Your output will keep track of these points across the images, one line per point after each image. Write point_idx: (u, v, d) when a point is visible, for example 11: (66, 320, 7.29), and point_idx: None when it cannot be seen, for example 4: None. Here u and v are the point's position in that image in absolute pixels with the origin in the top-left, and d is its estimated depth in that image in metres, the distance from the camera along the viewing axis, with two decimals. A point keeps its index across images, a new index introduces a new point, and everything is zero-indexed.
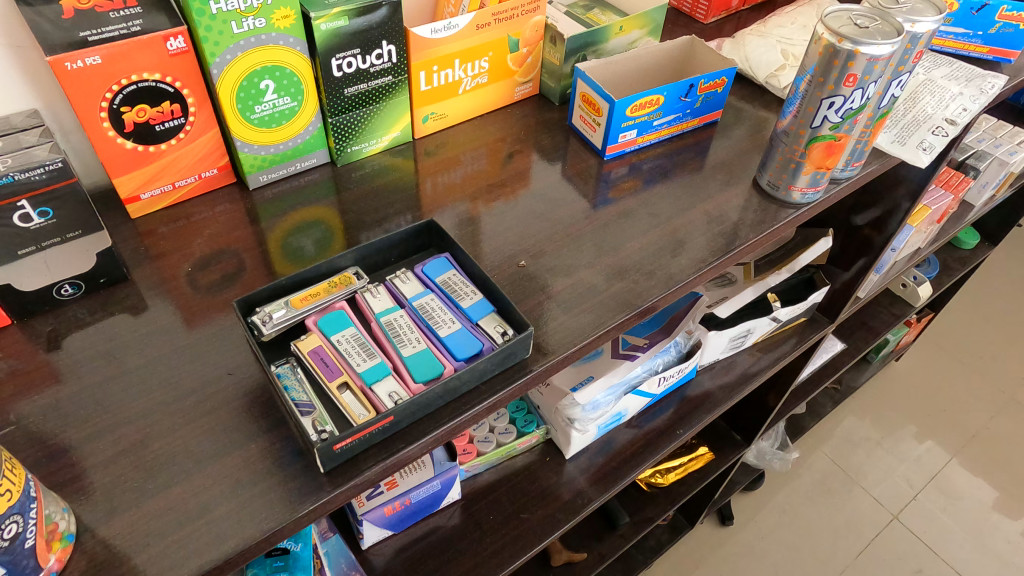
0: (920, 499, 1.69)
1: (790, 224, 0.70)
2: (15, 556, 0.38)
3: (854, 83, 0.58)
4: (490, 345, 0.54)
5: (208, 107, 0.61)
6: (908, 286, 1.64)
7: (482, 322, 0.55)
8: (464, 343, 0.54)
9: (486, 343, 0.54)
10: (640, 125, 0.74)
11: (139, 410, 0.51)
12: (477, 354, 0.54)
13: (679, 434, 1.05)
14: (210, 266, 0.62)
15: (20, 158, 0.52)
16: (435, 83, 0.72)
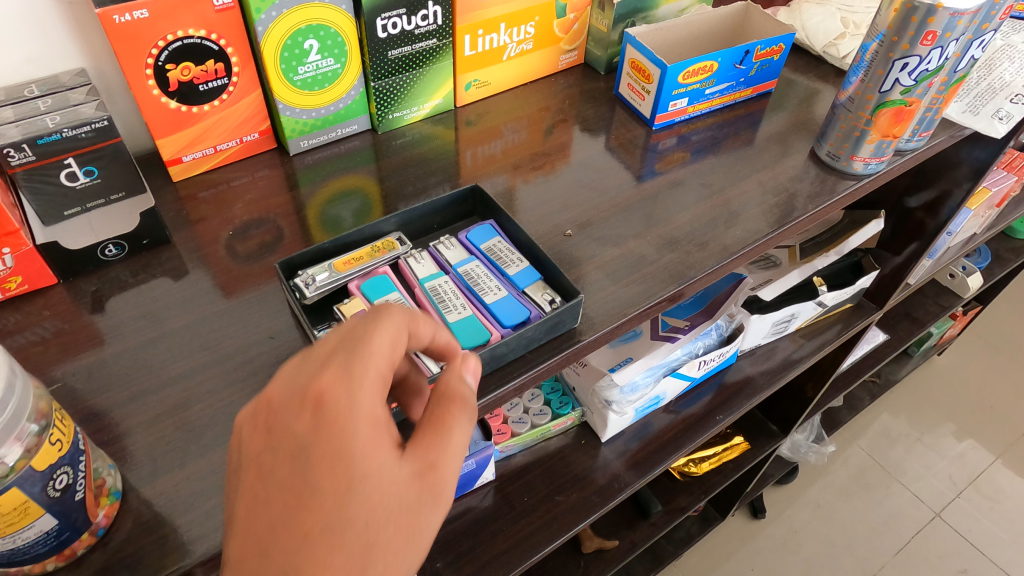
0: (962, 498, 1.63)
1: (849, 196, 0.67)
2: (66, 507, 0.38)
3: (932, 41, 0.55)
4: (538, 312, 0.52)
5: (251, 68, 0.59)
6: (957, 276, 1.58)
7: (529, 290, 0.53)
8: (512, 310, 0.52)
9: (534, 310, 0.52)
10: (691, 93, 0.71)
11: (181, 372, 0.50)
12: (523, 321, 0.52)
13: (718, 420, 1.01)
14: (250, 231, 0.61)
15: (67, 115, 0.51)
16: (480, 48, 0.70)
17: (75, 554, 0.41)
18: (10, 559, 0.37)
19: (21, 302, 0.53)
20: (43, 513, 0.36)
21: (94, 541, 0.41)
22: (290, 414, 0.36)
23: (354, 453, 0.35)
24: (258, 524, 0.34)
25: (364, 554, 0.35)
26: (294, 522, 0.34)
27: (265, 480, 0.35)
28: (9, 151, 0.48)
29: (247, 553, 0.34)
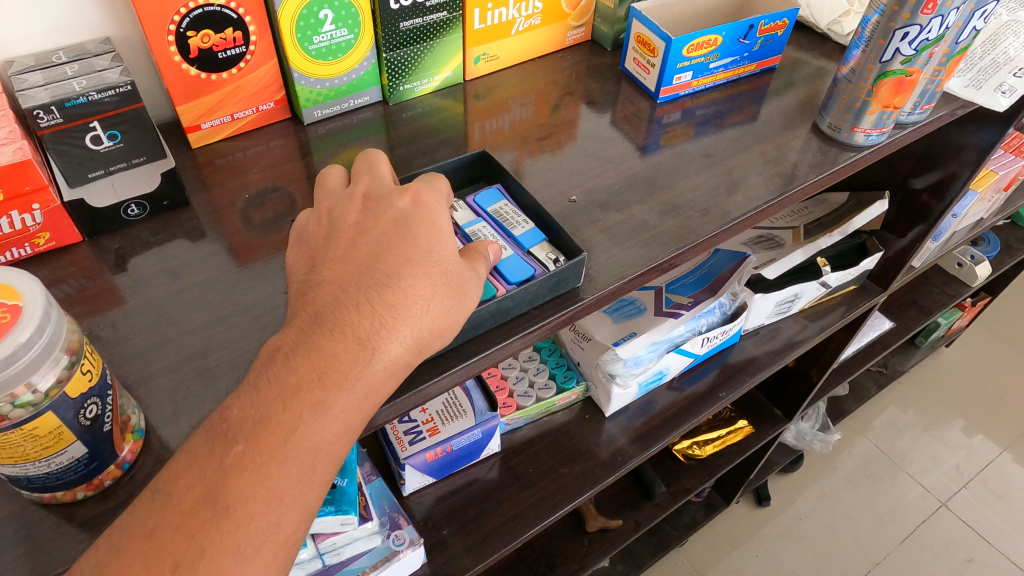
0: (968, 488, 1.63)
1: (850, 167, 0.68)
2: (94, 437, 0.40)
3: (932, 10, 0.56)
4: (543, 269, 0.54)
5: (268, 37, 0.62)
6: (964, 265, 1.56)
7: (533, 250, 0.56)
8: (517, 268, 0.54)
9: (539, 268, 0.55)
10: (696, 67, 0.73)
11: (200, 323, 0.52)
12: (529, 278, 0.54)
13: (721, 396, 1.02)
14: (265, 195, 0.63)
15: (93, 80, 0.53)
16: (489, 22, 0.72)
17: (102, 485, 0.44)
18: (44, 481, 0.40)
19: (49, 257, 0.56)
20: (75, 440, 0.39)
21: (119, 475, 0.44)
22: (386, 198, 0.48)
23: (436, 224, 0.47)
24: (358, 257, 0.45)
25: (435, 291, 0.44)
26: (388, 254, 0.45)
27: (365, 235, 0.46)
28: (38, 112, 0.51)
29: (345, 275, 0.44)
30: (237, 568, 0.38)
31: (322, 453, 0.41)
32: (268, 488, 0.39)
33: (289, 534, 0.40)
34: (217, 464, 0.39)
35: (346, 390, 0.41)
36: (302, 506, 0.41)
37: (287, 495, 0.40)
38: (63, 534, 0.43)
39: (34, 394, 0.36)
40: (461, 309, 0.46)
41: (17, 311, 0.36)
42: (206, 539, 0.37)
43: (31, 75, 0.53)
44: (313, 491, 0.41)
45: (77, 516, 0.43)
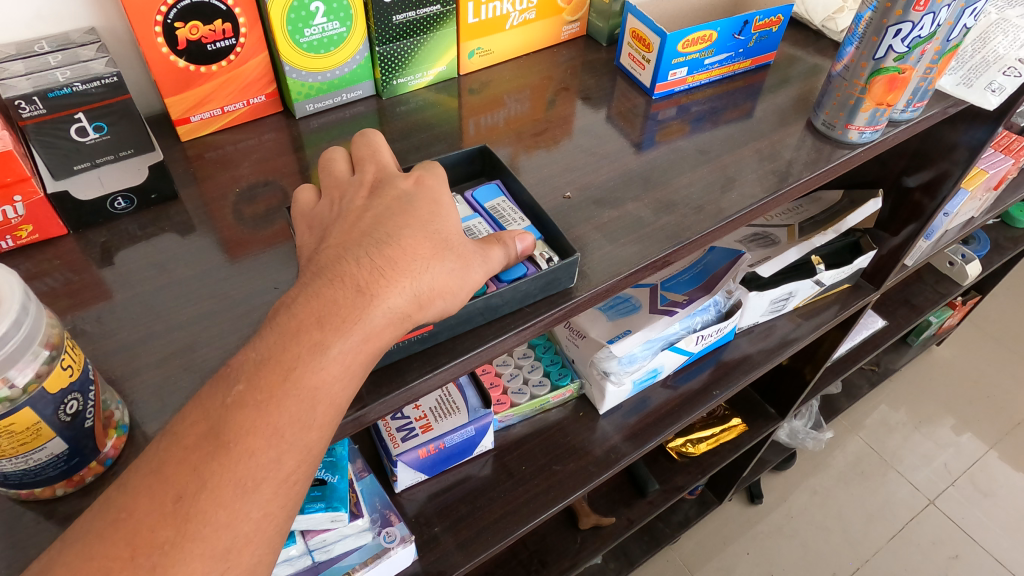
0: (957, 486, 1.64)
1: (844, 165, 0.68)
2: (75, 432, 0.39)
3: (925, 7, 0.56)
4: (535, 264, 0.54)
5: (258, 29, 0.61)
6: (955, 264, 1.58)
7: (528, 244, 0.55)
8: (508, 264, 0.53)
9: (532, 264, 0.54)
10: (691, 63, 0.72)
11: (188, 317, 0.52)
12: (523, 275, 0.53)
13: (715, 395, 1.02)
14: (256, 189, 0.62)
15: (78, 71, 0.52)
16: (483, 16, 0.71)
17: (83, 481, 0.43)
18: (23, 477, 0.40)
19: (32, 250, 0.55)
20: (55, 436, 0.38)
21: (102, 471, 0.44)
22: (390, 181, 0.49)
23: (438, 201, 0.48)
24: (362, 224, 0.45)
25: (436, 252, 0.45)
26: (391, 219, 0.45)
27: (369, 207, 0.47)
28: (20, 103, 0.50)
29: (348, 239, 0.44)
30: (238, 501, 0.37)
31: (326, 393, 0.40)
32: (272, 421, 0.38)
33: (290, 473, 0.39)
34: (219, 402, 0.38)
35: (345, 332, 0.40)
36: (305, 446, 0.40)
37: (290, 429, 0.39)
38: (42, 531, 0.42)
39: (11, 388, 0.36)
40: (466, 276, 0.45)
41: None
42: (207, 472, 0.37)
43: (13, 64, 0.52)
44: (315, 431, 0.40)
45: (57, 512, 0.42)
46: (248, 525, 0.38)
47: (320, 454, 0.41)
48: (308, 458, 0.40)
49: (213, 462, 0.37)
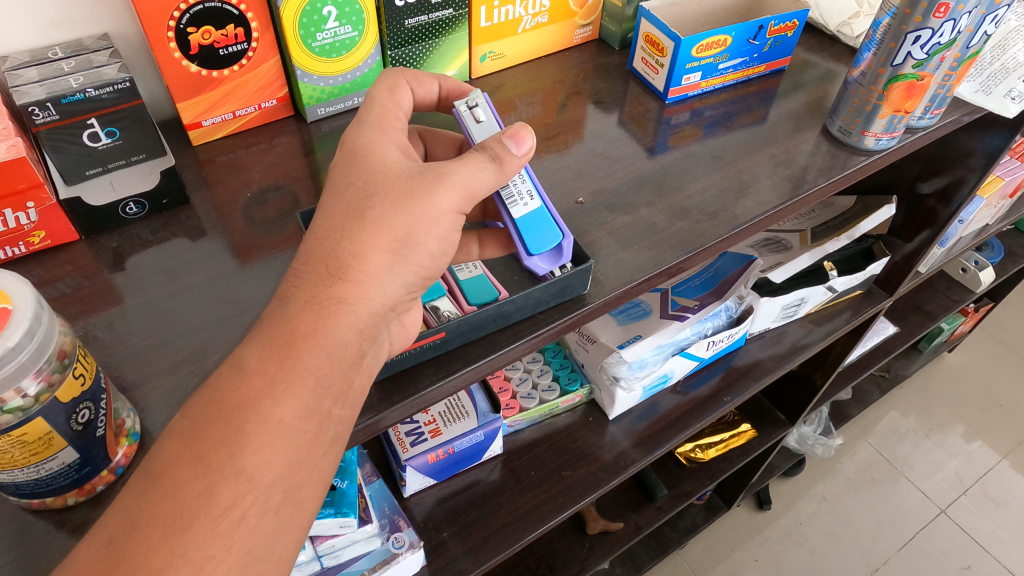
0: (968, 495, 1.62)
1: (859, 171, 0.67)
2: (87, 441, 0.39)
3: (945, 14, 0.55)
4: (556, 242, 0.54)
5: (270, 34, 0.61)
6: (968, 271, 1.57)
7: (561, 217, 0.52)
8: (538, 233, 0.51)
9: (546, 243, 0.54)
10: (705, 67, 0.71)
11: (199, 323, 0.52)
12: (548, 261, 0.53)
13: (725, 401, 1.01)
14: (267, 194, 0.62)
15: (91, 76, 0.52)
16: (495, 20, 0.71)
17: (95, 490, 0.43)
18: (34, 487, 0.39)
19: (44, 256, 0.55)
20: (66, 445, 0.38)
21: (113, 479, 0.43)
22: None
23: (354, 152, 0.46)
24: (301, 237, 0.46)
25: (352, 216, 0.43)
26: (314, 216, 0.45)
27: None
28: (34, 109, 0.50)
29: None
30: (170, 541, 0.34)
31: (255, 403, 0.38)
32: (196, 447, 0.36)
33: (227, 507, 0.36)
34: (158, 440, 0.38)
35: (278, 344, 0.39)
36: (243, 475, 0.37)
37: (218, 456, 0.36)
38: (53, 539, 0.42)
39: (24, 398, 0.35)
40: (411, 222, 0.43)
41: (5, 314, 0.35)
42: (138, 510, 0.35)
43: (26, 71, 0.52)
44: (249, 454, 0.37)
45: (68, 521, 0.42)
46: (186, 568, 0.34)
47: (270, 484, 0.38)
48: (249, 490, 0.37)
49: (139, 493, 0.35)
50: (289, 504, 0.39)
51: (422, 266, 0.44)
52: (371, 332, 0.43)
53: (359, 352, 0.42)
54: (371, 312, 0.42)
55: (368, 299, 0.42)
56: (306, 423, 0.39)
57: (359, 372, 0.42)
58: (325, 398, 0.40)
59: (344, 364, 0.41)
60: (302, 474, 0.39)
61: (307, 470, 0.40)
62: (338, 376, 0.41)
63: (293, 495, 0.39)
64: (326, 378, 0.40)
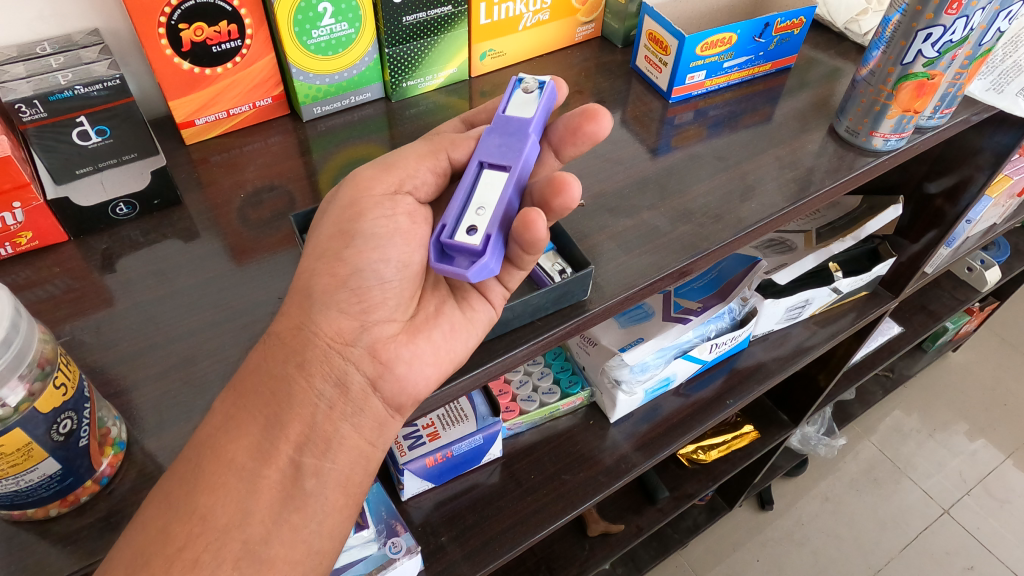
0: (972, 496, 1.61)
1: (867, 173, 0.66)
2: (69, 452, 0.38)
3: (957, 10, 0.53)
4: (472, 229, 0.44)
5: (265, 31, 0.59)
6: (974, 270, 1.55)
7: (451, 209, 0.45)
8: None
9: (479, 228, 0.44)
10: (709, 66, 0.70)
11: (190, 328, 0.51)
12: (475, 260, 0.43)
13: (728, 404, 1.00)
14: (260, 195, 0.61)
15: (80, 73, 0.51)
16: (495, 17, 0.69)
17: (78, 501, 0.42)
18: (15, 499, 0.38)
19: (32, 258, 0.54)
20: (47, 456, 0.37)
21: (97, 489, 0.43)
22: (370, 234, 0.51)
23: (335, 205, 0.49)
24: None
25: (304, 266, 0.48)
26: None
27: None
28: (20, 107, 0.49)
29: None
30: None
31: (209, 441, 0.43)
32: (163, 484, 0.41)
33: (181, 548, 0.40)
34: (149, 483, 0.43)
35: (234, 387, 0.44)
36: (197, 515, 0.41)
37: (178, 497, 0.41)
38: (37, 551, 0.41)
39: (2, 408, 0.35)
40: (317, 246, 0.46)
41: None
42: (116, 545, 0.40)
43: (13, 67, 0.51)
44: (202, 494, 0.41)
45: (51, 533, 0.41)
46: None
47: (225, 530, 0.42)
48: (203, 533, 0.41)
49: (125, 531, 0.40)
50: (251, 556, 0.42)
51: (341, 275, 0.45)
52: (321, 370, 0.45)
53: (311, 394, 0.45)
54: (309, 345, 0.45)
55: (302, 333, 0.45)
56: (258, 465, 0.43)
57: (320, 415, 0.45)
58: (279, 442, 0.44)
59: (291, 404, 0.44)
60: (261, 524, 0.43)
61: (269, 522, 0.43)
62: (287, 416, 0.44)
63: (256, 548, 0.42)
64: (271, 417, 0.44)
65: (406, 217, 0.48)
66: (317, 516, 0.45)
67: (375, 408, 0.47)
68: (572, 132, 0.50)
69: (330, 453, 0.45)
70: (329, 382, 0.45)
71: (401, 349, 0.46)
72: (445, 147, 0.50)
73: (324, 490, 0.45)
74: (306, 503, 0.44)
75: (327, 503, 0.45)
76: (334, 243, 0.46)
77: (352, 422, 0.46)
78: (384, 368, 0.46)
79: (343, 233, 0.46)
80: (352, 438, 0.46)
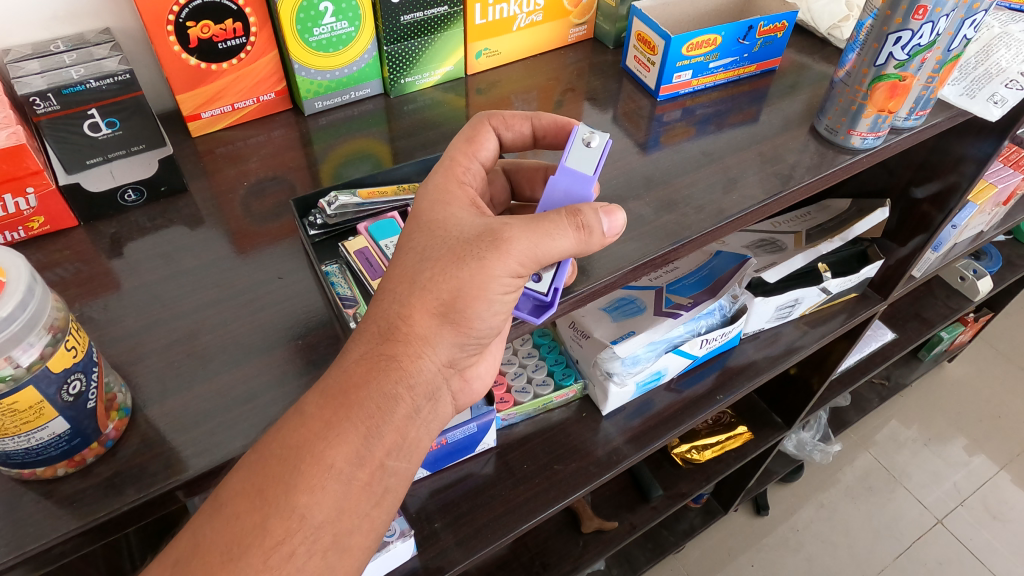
0: (965, 506, 1.62)
1: (845, 170, 0.68)
2: (78, 413, 0.41)
3: (924, 16, 0.56)
4: (538, 277, 0.52)
5: (268, 28, 0.62)
6: (967, 279, 1.56)
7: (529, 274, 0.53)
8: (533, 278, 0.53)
9: (547, 276, 0.52)
10: (695, 66, 0.73)
11: (193, 305, 0.53)
12: (542, 308, 0.53)
13: (719, 399, 1.02)
14: (262, 186, 0.63)
15: (91, 68, 0.54)
16: (490, 17, 0.72)
17: (84, 462, 0.44)
18: (24, 457, 0.40)
19: (43, 241, 0.56)
20: (56, 416, 0.39)
21: (102, 452, 0.45)
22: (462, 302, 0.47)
23: (483, 285, 0.45)
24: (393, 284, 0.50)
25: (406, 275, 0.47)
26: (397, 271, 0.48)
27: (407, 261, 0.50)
28: (35, 99, 0.51)
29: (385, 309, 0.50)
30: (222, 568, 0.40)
31: (309, 446, 0.42)
32: (256, 483, 0.42)
33: (278, 542, 0.41)
34: (155, 451, 0.46)
35: (341, 398, 0.44)
36: (295, 513, 0.42)
37: (275, 494, 0.42)
38: (41, 509, 0.42)
39: (15, 368, 0.37)
40: (456, 297, 0.45)
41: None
42: (202, 536, 0.41)
43: (29, 63, 0.54)
44: (301, 494, 0.42)
45: (57, 492, 0.43)
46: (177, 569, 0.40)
47: (320, 525, 0.42)
48: (300, 529, 0.42)
49: (209, 526, 0.41)
50: (337, 547, 0.43)
51: (471, 325, 0.47)
52: (424, 389, 0.47)
53: (411, 407, 0.46)
54: (420, 370, 0.46)
55: (417, 359, 0.46)
56: (354, 468, 0.44)
57: (412, 426, 0.46)
58: (376, 449, 0.45)
59: (392, 416, 0.45)
60: (350, 519, 0.44)
61: (356, 517, 0.44)
62: (386, 427, 0.45)
63: (342, 539, 0.44)
64: (374, 427, 0.44)
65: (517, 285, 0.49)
66: (390, 509, 0.47)
67: (446, 413, 0.50)
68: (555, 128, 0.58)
69: (409, 454, 0.47)
70: (426, 398, 0.47)
71: (478, 368, 0.54)
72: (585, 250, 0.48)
73: (399, 487, 0.47)
74: (384, 497, 0.46)
75: (398, 494, 0.47)
76: (472, 305, 0.46)
77: (429, 427, 0.49)
78: (465, 383, 0.53)
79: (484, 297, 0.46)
80: (425, 438, 0.48)
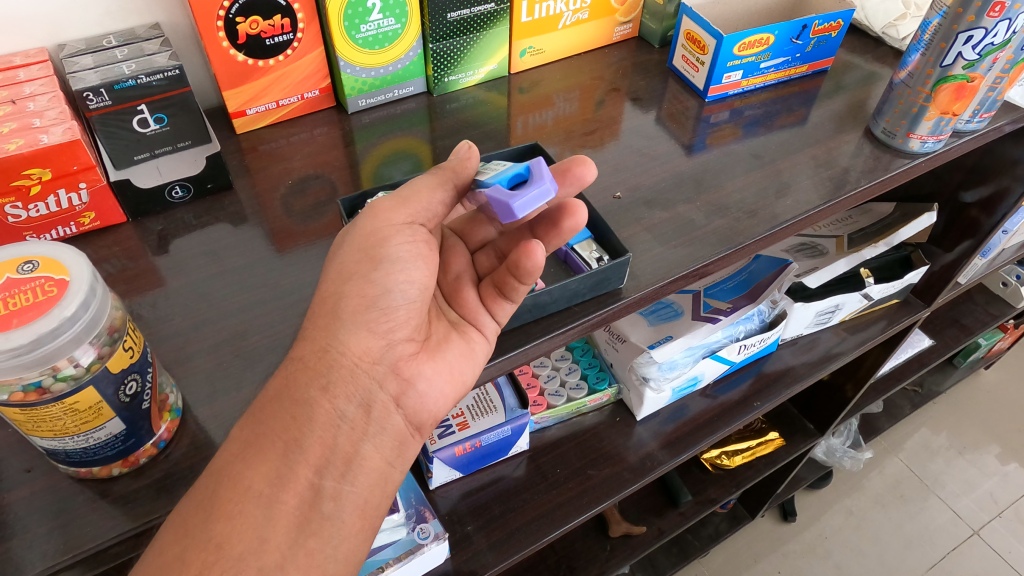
0: (1002, 518, 1.57)
1: (902, 175, 0.66)
2: (133, 414, 0.41)
3: (1000, 13, 0.53)
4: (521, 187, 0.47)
5: (316, 25, 0.62)
6: (1009, 285, 1.51)
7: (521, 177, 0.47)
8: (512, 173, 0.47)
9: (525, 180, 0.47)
10: (746, 66, 0.71)
11: (241, 304, 0.53)
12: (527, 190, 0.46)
13: (756, 406, 0.99)
14: (304, 186, 0.63)
15: (142, 64, 0.54)
16: (537, 15, 0.71)
17: (138, 462, 0.44)
18: (82, 457, 0.41)
19: (93, 237, 0.56)
20: (114, 417, 0.39)
21: (155, 452, 0.45)
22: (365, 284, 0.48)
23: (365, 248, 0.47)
24: None
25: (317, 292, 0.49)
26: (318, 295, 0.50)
27: None
28: (88, 94, 0.51)
29: None
30: None
31: (228, 469, 0.42)
32: (180, 515, 0.41)
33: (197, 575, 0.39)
34: (204, 454, 0.45)
35: (254, 415, 0.44)
36: (212, 543, 0.40)
37: (195, 524, 0.41)
38: (96, 509, 0.42)
39: (76, 368, 0.36)
40: (340, 268, 0.47)
41: (64, 285, 0.37)
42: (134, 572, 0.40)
43: (82, 58, 0.54)
44: (218, 521, 0.41)
45: (111, 492, 0.43)
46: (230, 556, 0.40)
47: (240, 558, 0.40)
48: (217, 561, 0.40)
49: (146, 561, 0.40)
50: None
51: (369, 294, 0.46)
52: (345, 386, 0.46)
53: (334, 412, 0.45)
54: (334, 365, 0.46)
55: (328, 354, 0.46)
56: (276, 490, 0.43)
57: (343, 436, 0.46)
58: (299, 466, 0.44)
59: (312, 426, 0.44)
60: (276, 551, 0.42)
61: (285, 547, 0.42)
62: (307, 439, 0.44)
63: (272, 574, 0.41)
64: (292, 442, 0.44)
65: (425, 243, 0.49)
66: (333, 539, 0.44)
67: (396, 425, 0.48)
68: (560, 174, 0.50)
69: (350, 475, 0.45)
70: (353, 401, 0.46)
71: (423, 366, 0.49)
72: (448, 176, 0.50)
73: (342, 512, 0.45)
74: (323, 526, 0.44)
75: (344, 527, 0.45)
76: (360, 267, 0.46)
77: (373, 442, 0.47)
78: (407, 385, 0.49)
79: (369, 257, 0.46)
80: (371, 459, 0.47)
